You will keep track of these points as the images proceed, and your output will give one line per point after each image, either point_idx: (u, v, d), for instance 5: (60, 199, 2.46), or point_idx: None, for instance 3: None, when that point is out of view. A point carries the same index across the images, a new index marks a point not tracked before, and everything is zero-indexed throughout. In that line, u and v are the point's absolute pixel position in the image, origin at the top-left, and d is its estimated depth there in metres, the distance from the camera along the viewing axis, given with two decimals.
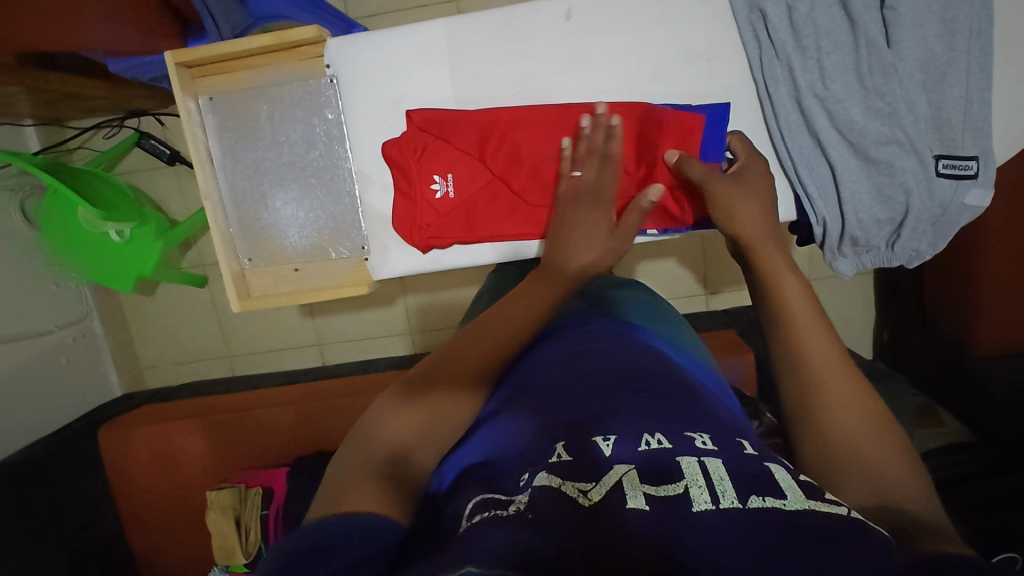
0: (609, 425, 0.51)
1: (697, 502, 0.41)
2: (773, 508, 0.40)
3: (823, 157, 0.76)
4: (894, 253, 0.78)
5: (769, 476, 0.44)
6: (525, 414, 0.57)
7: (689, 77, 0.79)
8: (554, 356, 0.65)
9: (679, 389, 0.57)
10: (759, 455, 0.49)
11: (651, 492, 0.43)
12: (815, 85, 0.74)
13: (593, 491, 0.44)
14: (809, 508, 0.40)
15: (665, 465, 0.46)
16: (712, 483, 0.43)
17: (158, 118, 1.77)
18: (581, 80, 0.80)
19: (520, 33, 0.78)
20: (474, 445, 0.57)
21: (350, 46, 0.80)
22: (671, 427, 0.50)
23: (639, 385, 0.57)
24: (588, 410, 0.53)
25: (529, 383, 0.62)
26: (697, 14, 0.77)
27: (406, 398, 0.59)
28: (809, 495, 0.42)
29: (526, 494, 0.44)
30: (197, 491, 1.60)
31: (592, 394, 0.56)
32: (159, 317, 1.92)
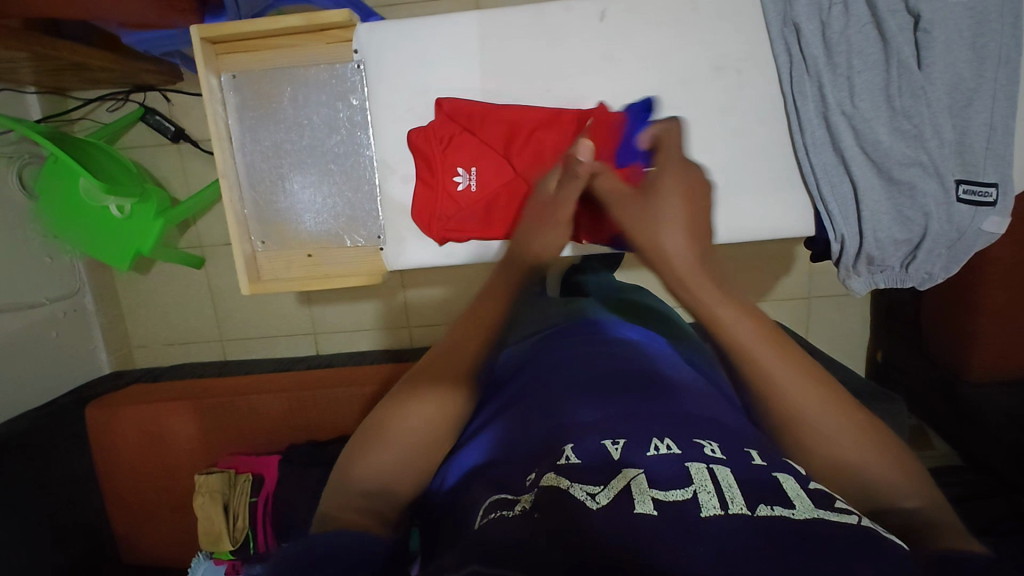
0: (618, 431, 0.51)
1: (706, 508, 0.41)
2: (781, 517, 0.39)
3: (846, 175, 0.77)
4: (908, 274, 0.79)
5: (778, 486, 0.43)
6: (514, 426, 0.59)
7: (719, 86, 0.79)
8: (553, 366, 0.67)
9: (658, 398, 0.57)
10: (769, 467, 0.47)
11: (660, 496, 0.42)
12: (844, 102, 0.74)
13: (601, 495, 0.43)
14: (817, 517, 0.39)
15: (673, 470, 0.45)
16: (722, 489, 0.42)
17: (164, 95, 1.74)
18: (610, 82, 0.79)
19: (552, 31, 0.78)
20: (477, 447, 0.58)
21: (381, 34, 0.79)
22: (680, 434, 0.50)
23: (617, 398, 0.58)
24: (583, 416, 0.55)
25: (527, 391, 0.64)
26: (728, 24, 0.77)
27: (371, 433, 0.57)
28: (817, 504, 0.41)
29: (534, 493, 0.46)
30: (184, 474, 1.58)
31: (586, 401, 0.58)
32: (153, 296, 1.89)
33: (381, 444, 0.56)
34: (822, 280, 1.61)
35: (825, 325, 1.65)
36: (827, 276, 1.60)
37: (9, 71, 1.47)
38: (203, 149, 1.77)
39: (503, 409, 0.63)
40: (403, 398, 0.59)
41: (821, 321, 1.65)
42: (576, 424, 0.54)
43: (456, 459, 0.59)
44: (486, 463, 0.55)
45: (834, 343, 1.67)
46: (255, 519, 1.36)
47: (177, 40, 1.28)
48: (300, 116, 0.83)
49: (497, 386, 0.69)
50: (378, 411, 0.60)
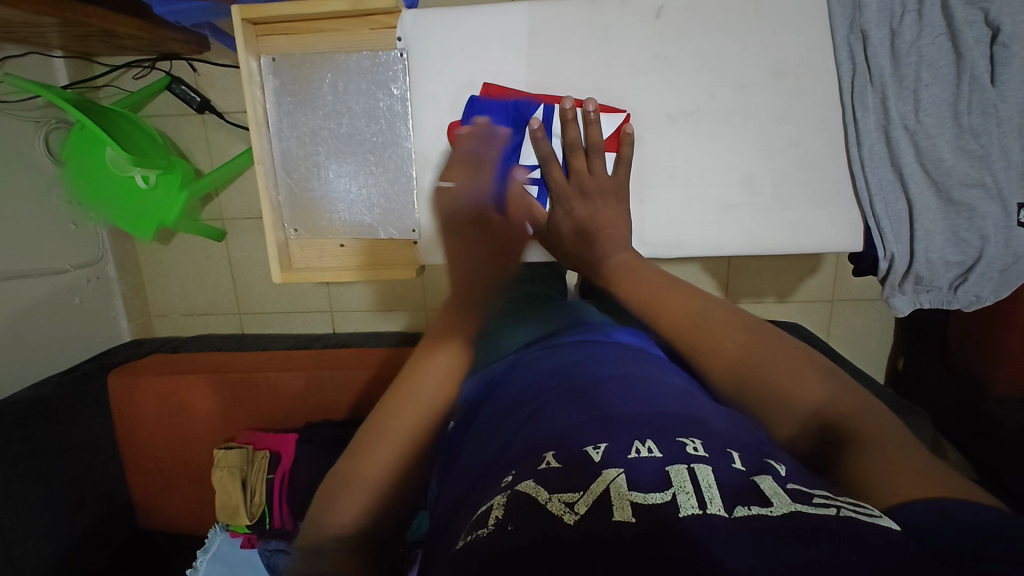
0: (602, 435, 0.52)
1: (684, 508, 0.42)
2: (757, 516, 0.40)
3: (902, 192, 0.74)
4: (956, 296, 0.76)
5: (755, 488, 0.44)
6: (500, 438, 0.59)
7: (776, 92, 0.75)
8: (543, 370, 0.68)
9: (615, 400, 0.58)
10: (748, 471, 0.47)
11: (638, 500, 0.44)
12: (907, 116, 0.72)
13: (579, 503, 0.44)
14: (793, 512, 0.40)
15: (652, 474, 0.46)
16: (701, 490, 0.43)
17: (191, 64, 1.71)
18: (662, 82, 0.76)
19: (605, 28, 0.75)
20: (473, 457, 0.60)
21: (427, 23, 0.77)
22: (663, 434, 0.51)
23: (579, 405, 0.58)
24: (565, 422, 0.56)
25: (521, 396, 0.65)
26: (791, 27, 0.74)
27: (341, 478, 0.61)
28: (795, 499, 0.42)
29: (506, 495, 0.47)
30: (202, 445, 1.60)
31: (572, 407, 0.58)
32: (173, 267, 1.90)
33: (345, 479, 0.60)
34: (849, 285, 1.58)
35: (848, 330, 1.62)
36: (854, 281, 1.57)
37: (36, 35, 1.45)
38: (227, 121, 1.75)
39: (498, 415, 0.64)
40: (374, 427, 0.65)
41: (844, 326, 1.62)
42: (554, 433, 0.54)
43: (461, 471, 0.60)
44: (480, 473, 0.56)
45: (856, 348, 1.64)
46: (274, 496, 1.38)
47: (207, 12, 1.25)
48: (339, 103, 0.80)
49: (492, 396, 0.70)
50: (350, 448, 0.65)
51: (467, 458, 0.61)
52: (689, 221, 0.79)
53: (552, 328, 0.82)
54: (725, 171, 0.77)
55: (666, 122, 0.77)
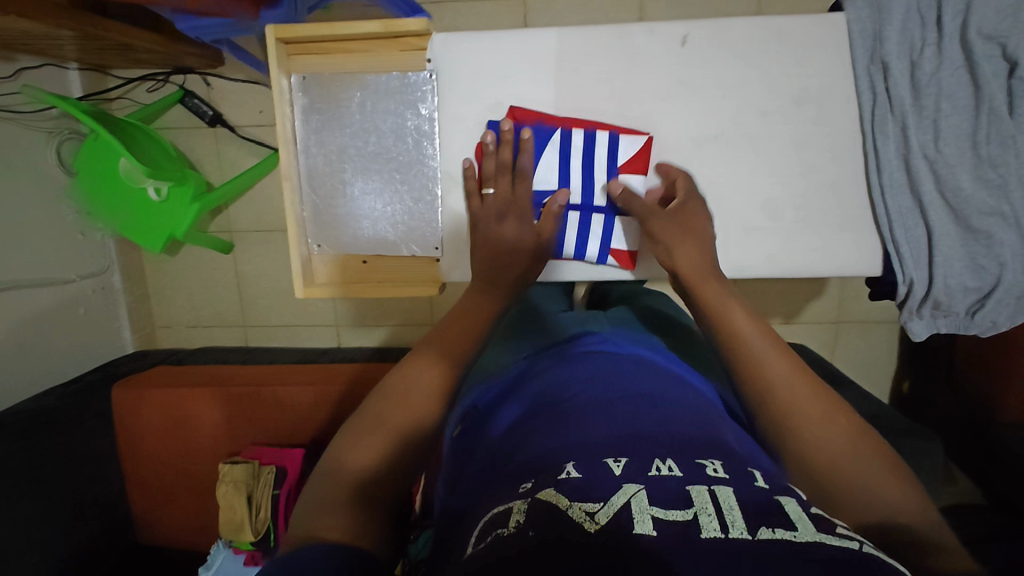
0: (622, 449, 0.53)
1: (706, 530, 0.42)
2: (781, 540, 0.41)
3: (921, 219, 0.76)
4: (973, 321, 0.77)
5: (779, 509, 0.44)
6: (520, 447, 0.59)
7: (799, 120, 0.77)
8: (553, 380, 0.70)
9: (636, 414, 0.59)
10: (771, 489, 0.49)
11: (659, 515, 0.44)
12: (927, 145, 0.73)
13: (600, 513, 0.45)
14: (818, 541, 0.41)
15: (674, 491, 0.47)
16: (723, 513, 0.44)
17: (204, 78, 1.73)
18: (686, 108, 0.78)
19: (632, 54, 0.77)
20: (484, 464, 0.61)
21: (457, 46, 0.78)
22: (683, 455, 0.52)
23: (599, 417, 0.59)
24: (580, 431, 0.57)
25: (534, 405, 0.67)
26: (815, 56, 0.75)
27: (355, 428, 0.63)
28: (819, 528, 0.43)
29: (526, 500, 0.48)
30: (204, 460, 1.58)
31: (587, 417, 0.59)
32: (180, 278, 1.90)
33: (360, 436, 0.62)
34: (855, 306, 1.59)
35: (853, 352, 1.63)
36: (860, 303, 1.59)
37: (54, 47, 1.46)
38: (239, 134, 1.77)
39: (516, 429, 0.64)
40: (389, 390, 0.67)
41: (849, 348, 1.63)
42: (580, 444, 0.55)
43: (478, 482, 0.59)
44: (498, 481, 0.56)
45: (861, 370, 1.65)
46: (278, 511, 1.36)
47: (229, 28, 1.26)
48: (369, 122, 0.81)
49: (509, 409, 0.70)
50: (363, 405, 0.67)
51: (478, 466, 0.62)
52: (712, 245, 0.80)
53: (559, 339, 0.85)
54: (750, 196, 0.79)
55: (691, 146, 0.78)
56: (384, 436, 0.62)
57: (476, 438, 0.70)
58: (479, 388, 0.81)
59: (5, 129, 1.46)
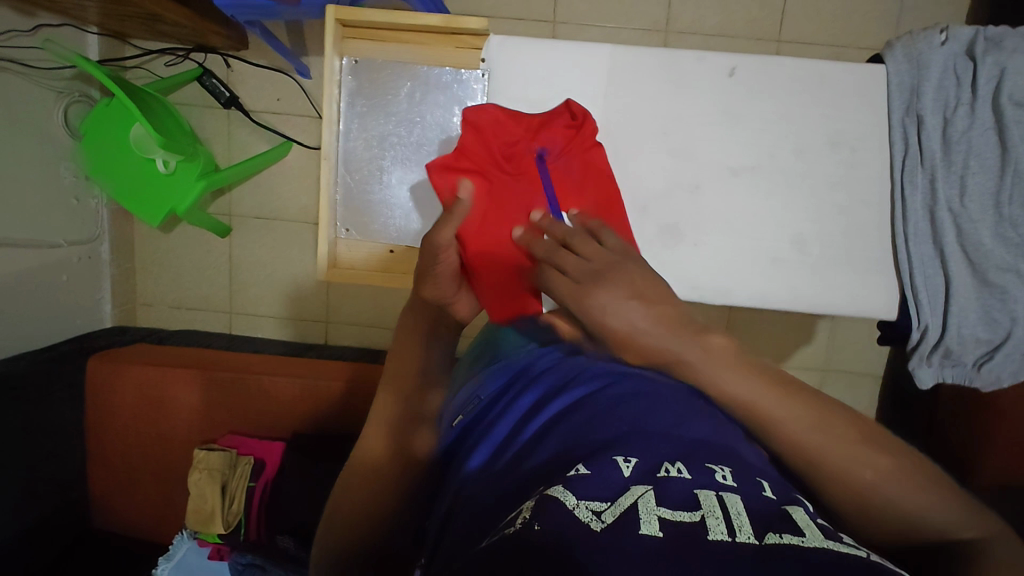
0: (630, 452, 0.50)
1: (714, 532, 0.40)
2: (791, 545, 0.39)
3: (941, 269, 0.79)
4: (978, 373, 0.81)
5: (785, 516, 0.43)
6: (521, 460, 0.54)
7: (832, 161, 0.80)
8: (565, 376, 0.64)
9: (649, 425, 0.53)
10: (778, 500, 0.47)
11: (666, 516, 0.42)
12: (952, 200, 0.77)
13: (606, 513, 0.43)
14: (828, 547, 0.39)
15: (682, 493, 0.45)
16: (730, 516, 0.42)
17: (226, 59, 1.72)
18: (727, 137, 0.80)
19: (680, 78, 0.79)
20: (485, 470, 0.57)
21: (513, 49, 0.80)
22: (691, 459, 0.49)
23: (610, 432, 0.53)
24: (588, 445, 0.52)
25: (544, 406, 0.61)
26: (852, 103, 0.79)
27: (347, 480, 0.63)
28: (827, 535, 0.41)
29: (535, 500, 0.45)
30: (177, 444, 1.52)
31: (602, 423, 0.54)
32: (170, 256, 1.86)
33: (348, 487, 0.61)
34: (840, 356, 1.63)
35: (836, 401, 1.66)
36: (845, 352, 1.63)
37: (79, 8, 1.44)
38: (253, 119, 1.75)
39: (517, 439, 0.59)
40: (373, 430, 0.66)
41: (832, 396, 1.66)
42: (587, 458, 0.50)
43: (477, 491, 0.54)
44: (501, 498, 0.51)
45: None
46: (251, 506, 1.32)
47: (266, 10, 1.26)
48: (414, 112, 0.82)
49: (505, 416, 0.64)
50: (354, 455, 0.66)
51: (479, 470, 0.57)
52: (738, 274, 0.81)
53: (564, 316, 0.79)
54: (779, 229, 0.81)
55: (727, 173, 0.81)
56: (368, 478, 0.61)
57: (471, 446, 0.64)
58: (478, 377, 0.74)
59: (17, 83, 1.42)
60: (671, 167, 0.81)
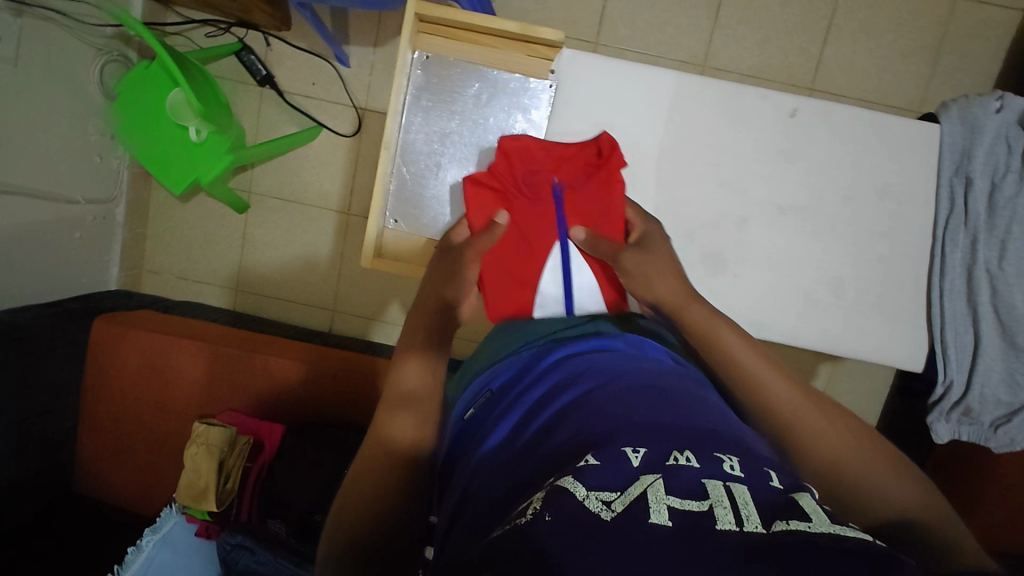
0: (638, 440, 0.51)
1: (721, 522, 0.41)
2: (797, 531, 0.38)
3: (971, 326, 0.83)
4: (994, 434, 0.85)
5: (792, 503, 0.42)
6: (523, 447, 0.57)
7: (878, 212, 0.82)
8: (575, 370, 0.66)
9: (648, 411, 0.55)
10: (787, 489, 0.46)
11: (676, 505, 0.43)
12: (991, 262, 0.81)
13: (616, 502, 0.43)
14: (833, 534, 0.38)
15: (689, 484, 0.45)
16: (737, 506, 0.42)
17: (267, 39, 1.73)
18: (781, 175, 0.82)
19: (740, 112, 0.82)
20: (500, 451, 0.59)
21: (581, 65, 0.83)
22: (701, 447, 0.50)
23: (614, 417, 0.55)
24: (594, 429, 0.54)
25: (553, 396, 0.63)
26: (904, 156, 0.81)
27: (354, 480, 0.63)
28: (835, 520, 0.40)
29: (544, 491, 0.46)
30: (174, 416, 1.50)
31: (610, 407, 0.57)
32: (183, 226, 1.84)
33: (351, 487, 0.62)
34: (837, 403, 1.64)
35: None
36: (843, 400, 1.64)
37: None
38: (286, 100, 1.75)
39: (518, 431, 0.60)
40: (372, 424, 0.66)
41: None
42: (592, 441, 0.52)
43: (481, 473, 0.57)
44: (505, 478, 0.53)
45: None
46: (247, 483, 1.31)
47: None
48: (478, 113, 0.85)
49: (505, 406, 0.66)
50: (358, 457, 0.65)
51: (494, 450, 0.60)
52: (775, 311, 0.83)
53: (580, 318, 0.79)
54: (819, 270, 0.83)
55: (777, 211, 0.82)
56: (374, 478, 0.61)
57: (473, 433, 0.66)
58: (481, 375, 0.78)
59: (62, 35, 1.41)
60: (722, 198, 0.83)
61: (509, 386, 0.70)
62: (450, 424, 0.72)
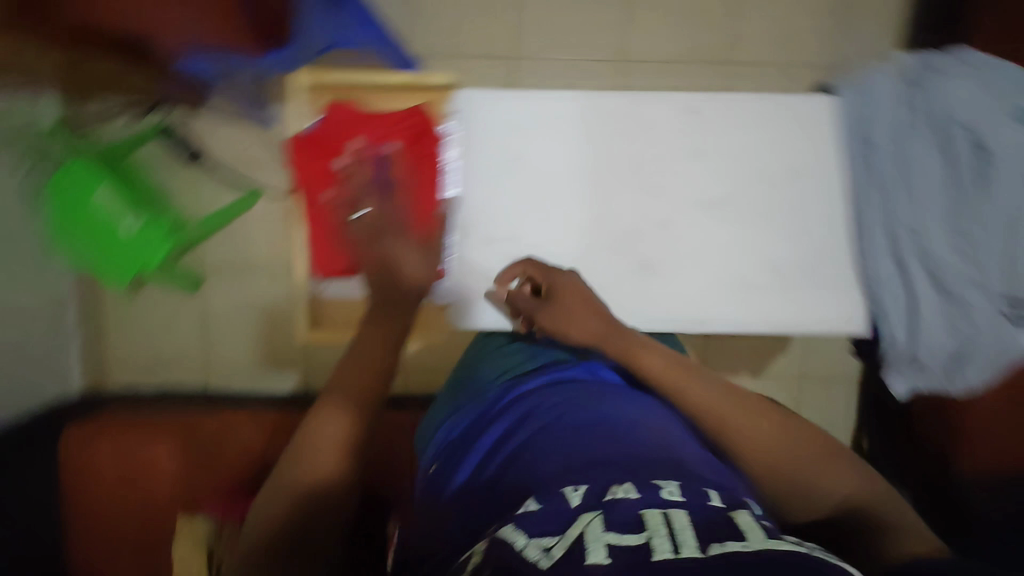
0: (580, 479, 0.56)
1: (657, 551, 0.44)
2: (733, 551, 0.43)
3: (902, 281, 0.87)
4: (952, 381, 0.88)
5: (728, 524, 0.47)
6: (478, 488, 0.62)
7: (793, 189, 0.88)
8: (527, 402, 0.74)
9: (585, 445, 0.61)
10: (726, 506, 0.51)
11: (613, 542, 0.45)
12: (906, 221, 0.87)
13: (554, 548, 0.46)
14: (769, 546, 0.43)
15: (627, 516, 0.49)
16: (674, 533, 0.46)
17: (189, 113, 1.64)
18: (696, 171, 0.87)
19: (644, 119, 0.87)
20: (463, 484, 0.65)
21: (481, 101, 0.87)
22: (640, 478, 0.55)
23: (559, 454, 0.61)
24: (536, 470, 0.59)
25: (511, 429, 0.70)
26: (800, 134, 0.88)
27: (276, 488, 0.63)
28: (769, 535, 0.45)
29: (486, 543, 0.49)
30: (156, 515, 1.43)
31: (556, 446, 0.62)
32: (133, 316, 1.74)
33: (275, 497, 0.63)
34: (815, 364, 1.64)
35: (818, 408, 1.65)
36: (822, 359, 1.63)
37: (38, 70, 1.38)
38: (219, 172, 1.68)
39: (475, 476, 0.65)
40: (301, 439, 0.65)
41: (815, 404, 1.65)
42: (539, 478, 0.58)
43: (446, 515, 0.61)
44: (460, 520, 0.59)
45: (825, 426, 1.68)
46: None
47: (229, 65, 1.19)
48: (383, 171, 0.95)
49: (467, 451, 0.71)
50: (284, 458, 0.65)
51: (452, 494, 0.65)
52: (719, 301, 0.86)
53: (528, 369, 0.85)
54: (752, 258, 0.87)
55: (700, 206, 0.87)
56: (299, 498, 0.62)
57: (442, 477, 0.70)
58: (451, 427, 0.83)
59: None
60: (644, 203, 0.87)
61: (467, 436, 0.75)
62: (423, 486, 0.76)
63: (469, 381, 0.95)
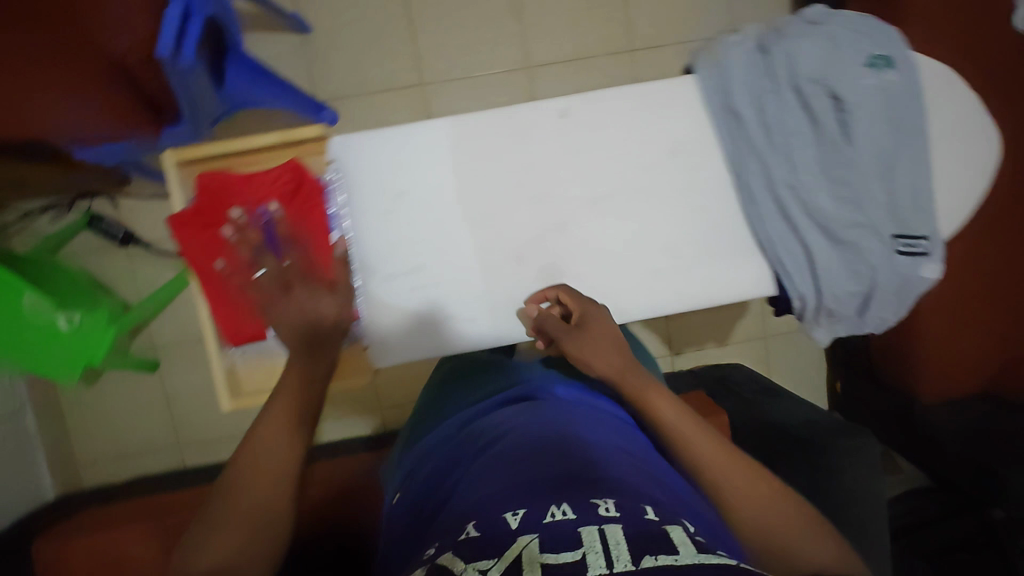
0: (519, 502, 0.55)
1: (594, 568, 0.46)
2: (665, 565, 0.45)
3: (800, 242, 0.93)
4: (865, 320, 0.95)
5: (661, 538, 0.49)
6: (429, 517, 0.64)
7: (674, 167, 0.93)
8: (475, 428, 0.77)
9: (524, 459, 0.62)
10: (660, 520, 0.53)
11: (549, 561, 0.47)
12: (789, 178, 0.92)
13: (492, 569, 0.46)
14: (699, 562, 0.46)
15: (565, 535, 0.50)
16: (608, 549, 0.47)
17: (112, 199, 1.62)
18: (578, 169, 0.92)
19: (520, 130, 0.92)
20: (416, 516, 0.66)
21: (354, 145, 0.91)
22: (578, 497, 0.55)
23: (497, 472, 0.62)
24: (475, 492, 0.59)
25: (458, 455, 0.72)
26: (677, 112, 0.93)
27: (214, 526, 0.66)
28: (699, 550, 0.48)
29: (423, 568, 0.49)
30: None
31: (496, 466, 0.63)
32: (95, 408, 1.69)
33: (208, 532, 0.66)
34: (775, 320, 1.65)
35: (785, 362, 1.67)
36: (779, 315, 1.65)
37: None
38: (155, 250, 1.65)
39: (427, 506, 0.66)
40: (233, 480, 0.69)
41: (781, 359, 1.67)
42: (476, 499, 0.58)
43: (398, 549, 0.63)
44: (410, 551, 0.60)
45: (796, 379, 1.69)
46: None
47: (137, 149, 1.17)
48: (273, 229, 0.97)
49: (417, 485, 0.73)
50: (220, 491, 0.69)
51: (409, 524, 0.66)
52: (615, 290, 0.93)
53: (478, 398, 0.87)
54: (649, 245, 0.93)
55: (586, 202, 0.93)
56: (240, 529, 0.66)
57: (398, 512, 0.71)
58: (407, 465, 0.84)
59: None
60: (533, 212, 0.92)
61: (419, 469, 0.77)
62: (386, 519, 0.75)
63: (424, 418, 0.97)
